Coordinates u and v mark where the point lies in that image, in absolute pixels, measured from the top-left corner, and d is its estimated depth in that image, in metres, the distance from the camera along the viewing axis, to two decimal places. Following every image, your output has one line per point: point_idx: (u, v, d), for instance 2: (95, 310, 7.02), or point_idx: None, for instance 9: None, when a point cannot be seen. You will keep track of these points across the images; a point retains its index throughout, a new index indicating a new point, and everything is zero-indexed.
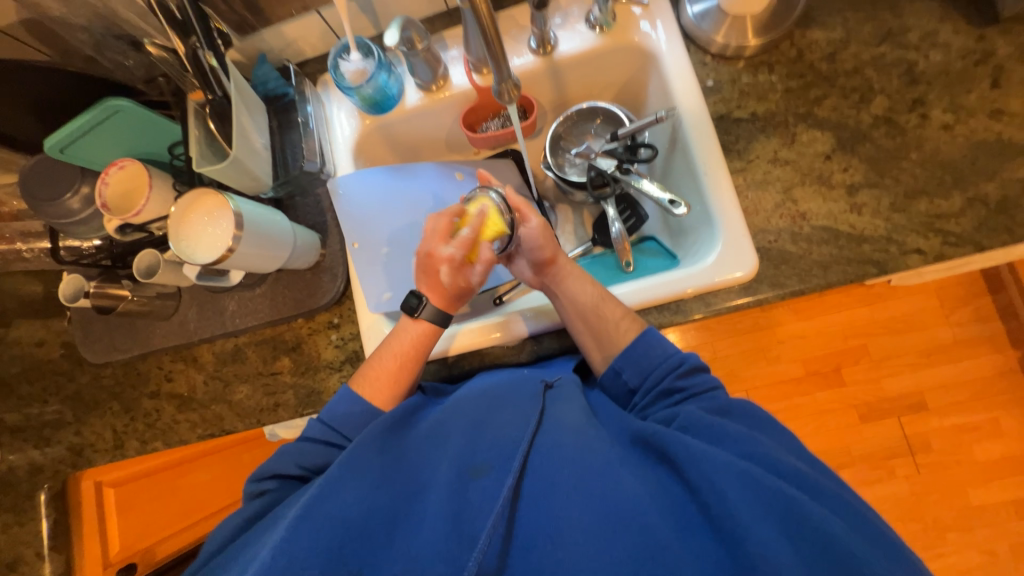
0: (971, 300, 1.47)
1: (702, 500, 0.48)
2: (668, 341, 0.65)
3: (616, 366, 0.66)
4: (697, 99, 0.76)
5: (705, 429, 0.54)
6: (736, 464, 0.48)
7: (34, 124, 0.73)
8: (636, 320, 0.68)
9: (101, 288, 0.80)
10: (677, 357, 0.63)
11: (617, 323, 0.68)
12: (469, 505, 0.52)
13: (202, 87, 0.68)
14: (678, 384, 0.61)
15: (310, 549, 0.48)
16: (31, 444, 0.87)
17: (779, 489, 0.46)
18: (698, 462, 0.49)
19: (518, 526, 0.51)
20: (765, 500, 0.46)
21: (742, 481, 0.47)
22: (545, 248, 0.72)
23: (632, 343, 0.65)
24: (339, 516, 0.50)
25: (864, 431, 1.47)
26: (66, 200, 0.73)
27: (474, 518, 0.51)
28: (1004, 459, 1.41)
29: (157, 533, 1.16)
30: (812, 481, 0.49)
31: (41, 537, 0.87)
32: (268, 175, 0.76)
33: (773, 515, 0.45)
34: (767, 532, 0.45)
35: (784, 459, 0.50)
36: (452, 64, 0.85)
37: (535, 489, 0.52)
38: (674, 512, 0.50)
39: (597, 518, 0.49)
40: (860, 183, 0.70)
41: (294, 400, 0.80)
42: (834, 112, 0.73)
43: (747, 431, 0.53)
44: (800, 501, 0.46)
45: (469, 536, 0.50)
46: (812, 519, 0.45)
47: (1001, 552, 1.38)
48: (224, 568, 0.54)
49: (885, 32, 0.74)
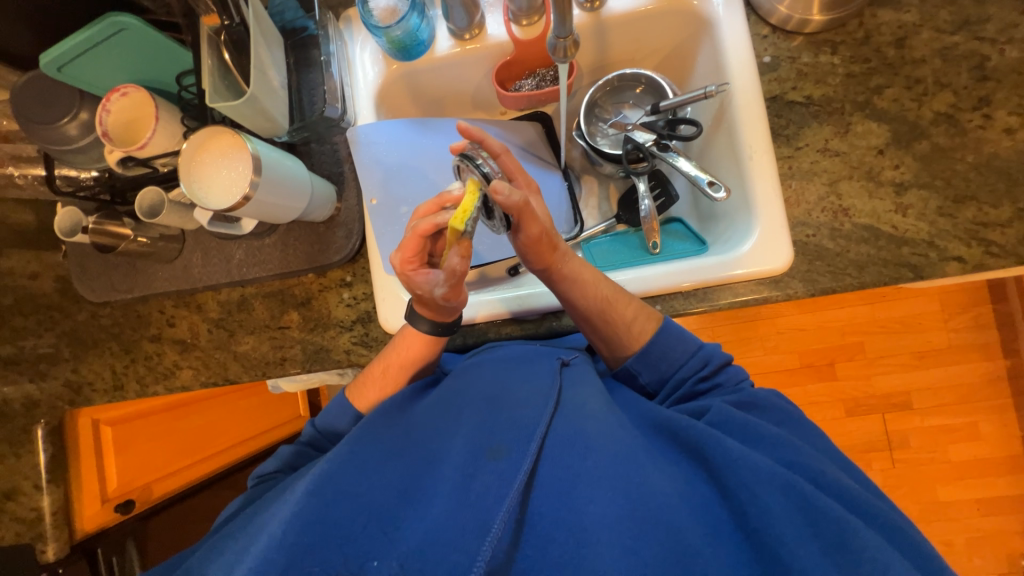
0: (972, 308, 1.48)
1: (737, 506, 0.49)
2: (690, 339, 0.65)
3: (631, 367, 0.67)
4: (750, 78, 0.71)
5: (740, 427, 0.55)
6: (781, 476, 0.49)
7: (30, 38, 0.66)
8: (652, 317, 0.66)
9: (101, 224, 0.74)
10: (701, 356, 0.64)
11: (629, 323, 0.65)
12: (480, 487, 0.48)
13: (217, 11, 0.63)
14: (703, 384, 0.63)
15: (321, 522, 0.47)
16: (27, 378, 0.86)
17: (829, 508, 0.47)
18: (738, 467, 0.50)
19: (533, 512, 0.49)
20: (808, 513, 0.47)
21: (785, 492, 0.48)
22: (544, 256, 0.63)
23: (652, 342, 0.65)
24: (351, 492, 0.49)
25: (848, 424, 1.51)
26: (63, 124, 0.67)
27: (487, 505, 0.47)
28: (975, 461, 1.47)
29: (153, 472, 1.13)
30: (847, 491, 0.50)
31: (38, 470, 0.86)
32: (284, 117, 0.70)
33: (816, 531, 0.46)
34: (808, 547, 0.45)
35: (831, 473, 0.51)
36: (489, 12, 0.79)
37: (557, 478, 0.50)
38: (704, 512, 0.50)
39: (624, 514, 0.47)
40: (910, 182, 0.67)
41: (301, 355, 0.78)
42: (894, 104, 0.69)
43: (787, 436, 0.54)
44: (852, 524, 0.46)
45: (483, 525, 0.46)
46: (868, 548, 0.44)
47: (957, 543, 1.46)
48: (237, 534, 0.53)
49: (962, 20, 0.69)
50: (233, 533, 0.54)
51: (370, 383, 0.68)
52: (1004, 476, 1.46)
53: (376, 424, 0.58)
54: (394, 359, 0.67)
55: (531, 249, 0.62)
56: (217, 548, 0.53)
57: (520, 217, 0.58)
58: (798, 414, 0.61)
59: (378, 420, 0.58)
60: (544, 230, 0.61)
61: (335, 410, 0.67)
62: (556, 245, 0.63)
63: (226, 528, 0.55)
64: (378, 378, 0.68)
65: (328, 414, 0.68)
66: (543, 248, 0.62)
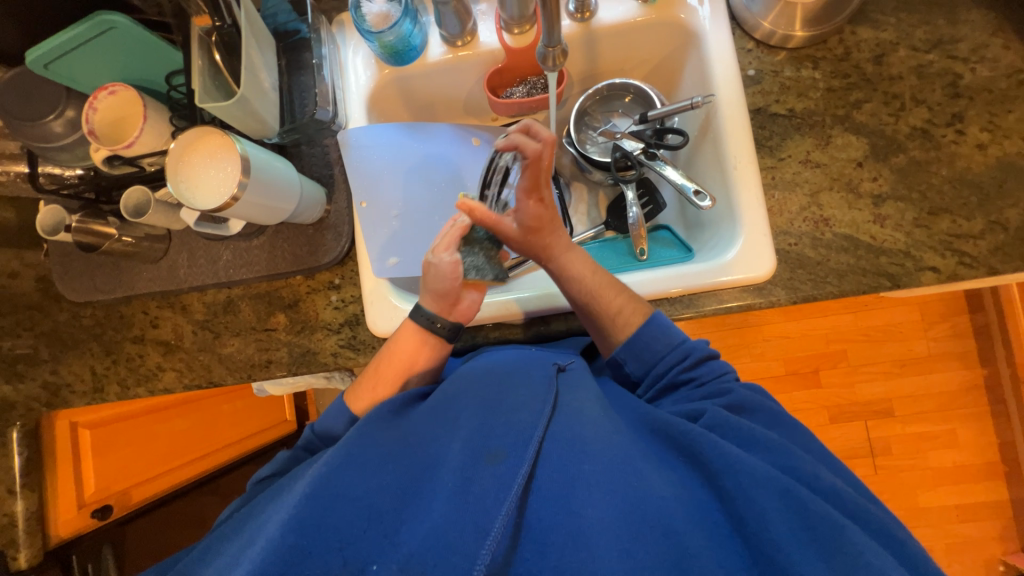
0: (950, 317, 1.51)
1: (734, 510, 0.49)
2: (675, 330, 0.66)
3: (618, 355, 0.67)
4: (735, 90, 0.73)
5: (740, 432, 0.56)
6: (779, 480, 0.49)
7: (16, 33, 0.66)
8: (640, 306, 0.67)
9: (83, 223, 0.74)
10: (683, 348, 0.65)
11: (614, 316, 0.67)
12: (478, 490, 0.48)
13: (208, 12, 0.62)
14: (684, 375, 0.64)
15: (315, 527, 0.46)
16: (2, 379, 0.84)
17: (826, 513, 0.47)
18: (736, 471, 0.50)
19: (530, 516, 0.48)
20: (805, 518, 0.47)
21: (784, 498, 0.48)
22: (544, 232, 0.70)
23: (638, 332, 0.65)
24: (347, 495, 0.48)
25: (832, 431, 1.53)
26: (48, 122, 0.66)
27: (486, 508, 0.46)
28: (954, 467, 1.50)
29: (134, 476, 1.11)
30: (844, 495, 0.50)
31: (12, 473, 0.84)
32: (275, 119, 0.70)
33: (813, 535, 0.46)
34: (805, 553, 0.45)
35: (825, 477, 0.52)
36: (481, 20, 0.80)
37: (555, 484, 0.50)
38: (701, 518, 0.49)
39: (622, 519, 0.47)
40: (887, 194, 0.70)
41: (287, 357, 0.78)
42: (873, 118, 0.71)
43: (785, 441, 0.54)
44: (847, 529, 0.46)
45: (482, 528, 0.45)
46: (862, 553, 0.45)
47: (937, 549, 1.49)
48: (223, 544, 0.52)
49: (936, 39, 0.72)
50: (225, 537, 0.53)
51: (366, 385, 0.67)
52: (982, 483, 1.49)
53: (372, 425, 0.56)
54: (391, 360, 0.67)
55: (536, 214, 0.70)
56: (210, 553, 0.52)
57: (531, 163, 0.67)
58: (785, 415, 0.61)
59: (373, 423, 0.57)
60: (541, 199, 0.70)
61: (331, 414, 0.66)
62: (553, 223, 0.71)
63: (221, 529, 0.55)
64: (373, 383, 0.67)
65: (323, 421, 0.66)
66: (545, 214, 0.70)
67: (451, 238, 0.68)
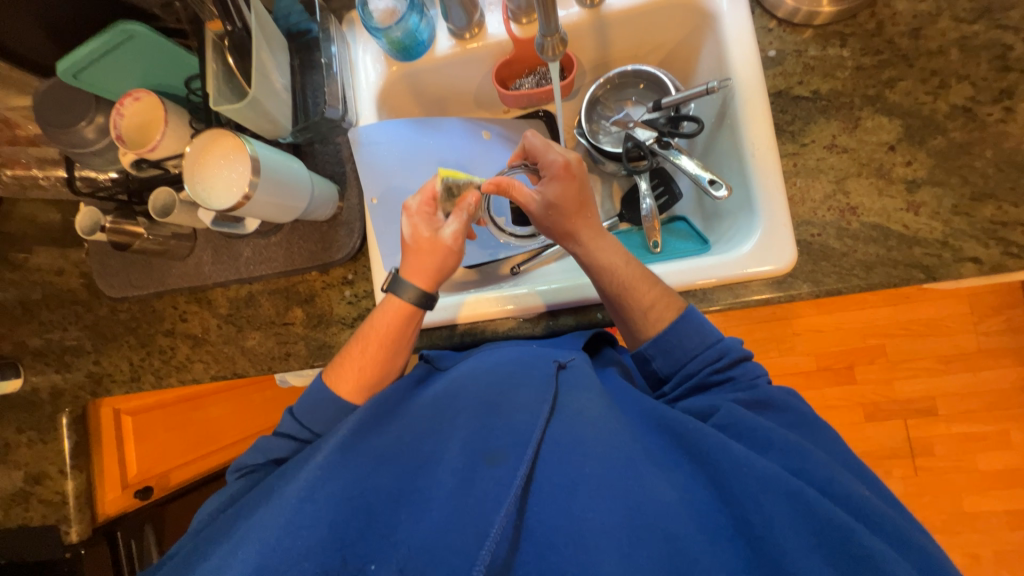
0: (1005, 310, 1.40)
1: (740, 513, 0.47)
2: (709, 329, 0.63)
3: (646, 351, 0.65)
4: (755, 72, 0.69)
5: (747, 433, 0.54)
6: (787, 483, 0.47)
7: (50, 46, 0.70)
8: (675, 303, 0.65)
9: (118, 224, 0.76)
10: (718, 348, 0.62)
11: (646, 310, 0.65)
12: (478, 492, 0.49)
13: (219, 16, 0.63)
14: (717, 376, 0.62)
15: (315, 527, 0.47)
16: (53, 369, 0.90)
17: (837, 518, 0.44)
18: (743, 472, 0.48)
19: (530, 518, 0.48)
20: (815, 523, 0.45)
21: (792, 502, 0.46)
22: (571, 210, 0.68)
23: (668, 330, 0.63)
24: (347, 495, 0.50)
25: (868, 430, 1.45)
26: (80, 128, 0.70)
27: (483, 512, 0.47)
28: (1006, 471, 1.40)
29: (172, 460, 1.19)
30: (858, 500, 0.47)
31: (63, 456, 0.91)
32: (287, 119, 0.72)
33: (823, 543, 0.44)
34: (812, 557, 0.44)
35: (844, 482, 0.49)
36: (490, 11, 0.79)
37: (554, 487, 0.49)
38: (707, 521, 0.48)
39: (623, 522, 0.46)
40: (923, 179, 0.65)
41: (305, 350, 0.80)
42: (907, 97, 0.66)
43: (795, 441, 0.52)
44: (858, 533, 0.44)
45: (478, 531, 0.46)
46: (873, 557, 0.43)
47: (984, 556, 1.40)
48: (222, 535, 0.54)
49: (982, 8, 0.66)
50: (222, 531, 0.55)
51: (348, 364, 0.67)
52: None
53: (372, 424, 0.57)
54: (375, 333, 0.66)
55: (563, 189, 0.67)
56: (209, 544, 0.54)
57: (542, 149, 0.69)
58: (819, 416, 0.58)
59: (370, 419, 0.58)
60: (568, 159, 0.68)
61: (312, 396, 0.65)
62: (582, 200, 0.69)
63: (216, 528, 0.56)
64: (357, 356, 0.66)
65: (307, 406, 0.65)
66: (570, 189, 0.68)
67: (430, 200, 0.68)
